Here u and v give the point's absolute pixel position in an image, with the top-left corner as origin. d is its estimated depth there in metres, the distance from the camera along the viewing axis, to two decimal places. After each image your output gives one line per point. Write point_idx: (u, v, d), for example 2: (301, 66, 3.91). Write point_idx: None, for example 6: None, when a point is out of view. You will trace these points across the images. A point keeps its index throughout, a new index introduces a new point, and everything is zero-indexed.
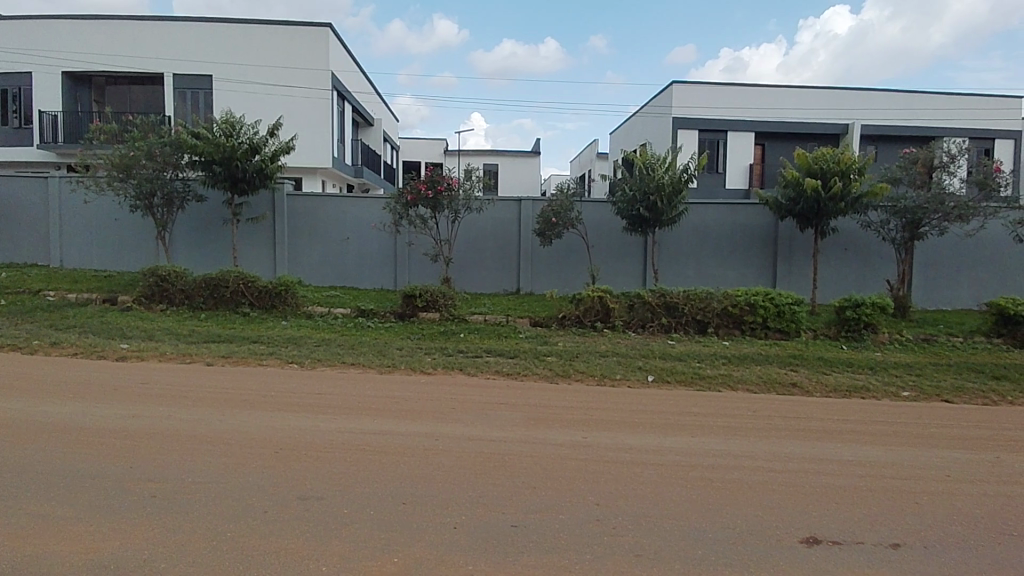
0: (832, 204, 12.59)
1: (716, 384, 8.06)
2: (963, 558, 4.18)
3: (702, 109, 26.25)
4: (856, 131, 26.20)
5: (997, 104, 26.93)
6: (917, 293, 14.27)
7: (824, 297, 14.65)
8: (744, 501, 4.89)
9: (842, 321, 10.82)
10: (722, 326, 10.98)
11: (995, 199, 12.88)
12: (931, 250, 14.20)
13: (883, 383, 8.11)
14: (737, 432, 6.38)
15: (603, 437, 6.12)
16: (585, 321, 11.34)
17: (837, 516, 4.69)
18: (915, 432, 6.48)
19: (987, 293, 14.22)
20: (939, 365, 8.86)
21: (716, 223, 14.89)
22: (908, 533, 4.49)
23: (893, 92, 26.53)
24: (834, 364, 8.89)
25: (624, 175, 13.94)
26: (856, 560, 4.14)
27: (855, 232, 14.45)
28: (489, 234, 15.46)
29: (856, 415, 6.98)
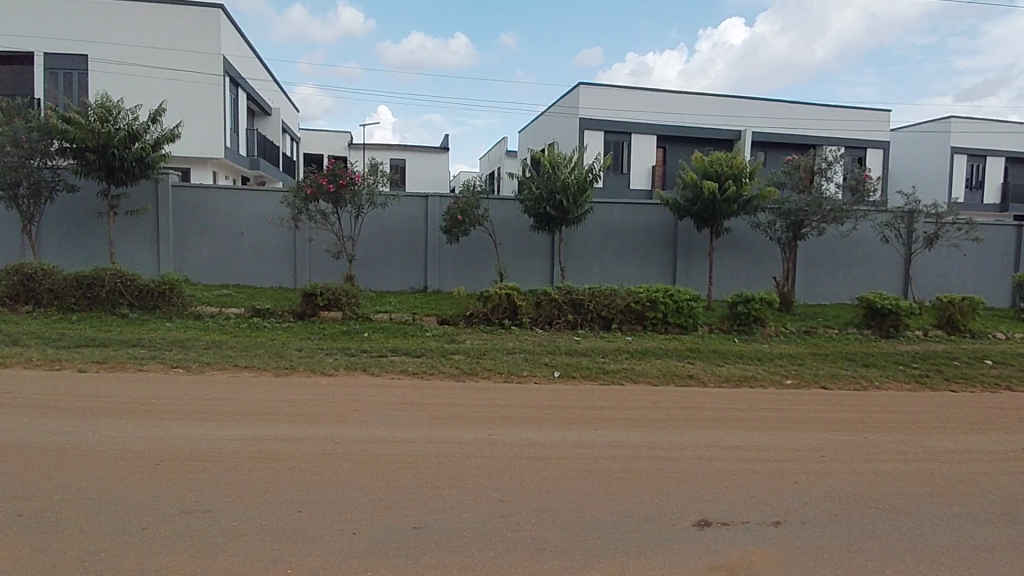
0: (727, 205, 13.34)
1: (619, 377, 8.33)
2: (836, 533, 4.53)
3: (609, 111, 27.09)
4: (748, 137, 28.01)
5: (868, 116, 29.63)
6: (801, 289, 15.45)
7: (719, 293, 15.53)
8: (642, 490, 5.06)
9: (734, 316, 11.49)
10: (625, 322, 11.37)
11: (866, 203, 14.11)
12: (812, 249, 15.40)
13: (769, 373, 8.71)
14: (637, 424, 6.61)
15: (508, 434, 6.14)
16: (492, 318, 11.39)
17: (727, 499, 4.96)
18: (794, 417, 6.99)
19: (860, 289, 15.60)
20: (817, 355, 9.62)
21: (620, 222, 15.40)
22: (788, 511, 4.82)
23: (780, 103, 28.58)
24: (727, 356, 9.42)
25: (531, 173, 14.12)
26: (743, 540, 4.38)
27: (746, 232, 15.41)
28: (396, 231, 15.20)
29: (745, 403, 7.44)
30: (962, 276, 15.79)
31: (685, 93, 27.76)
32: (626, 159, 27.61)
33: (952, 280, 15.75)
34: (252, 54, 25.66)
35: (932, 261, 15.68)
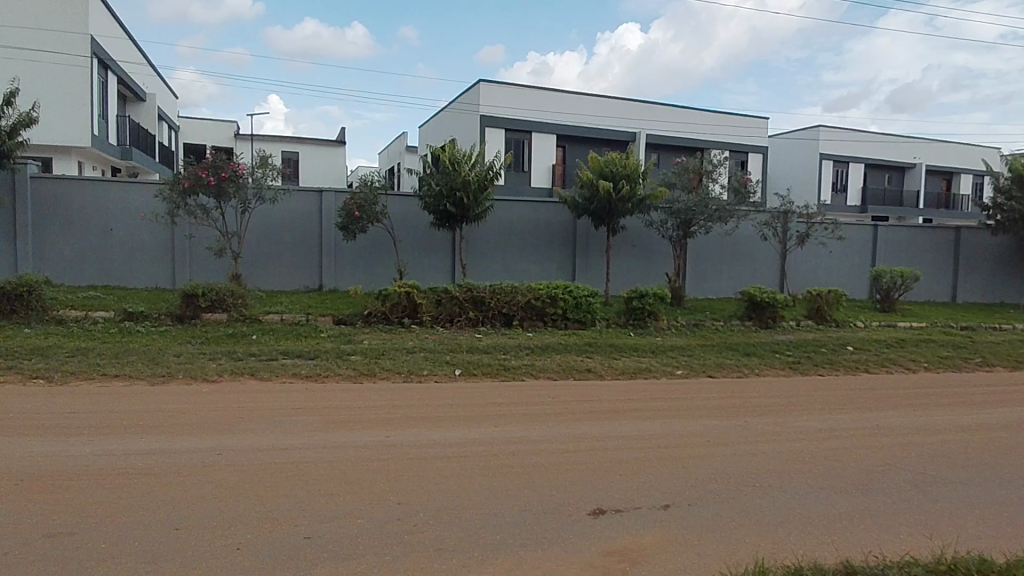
0: (622, 204, 13.87)
1: (520, 373, 8.45)
2: (718, 512, 4.83)
3: (512, 110, 27.40)
4: (643, 139, 29.31)
5: (751, 123, 31.88)
6: (690, 285, 16.39)
7: (617, 289, 16.14)
8: (540, 483, 5.15)
9: (630, 311, 11.98)
10: (526, 318, 11.53)
11: (747, 204, 15.16)
12: (701, 247, 16.38)
13: (662, 364, 9.17)
14: (535, 418, 6.72)
15: (407, 435, 6.04)
16: (391, 317, 11.20)
17: (620, 487, 5.16)
18: (681, 405, 7.40)
19: (743, 283, 16.77)
20: (705, 346, 10.23)
21: (521, 220, 15.60)
22: (676, 495, 5.08)
23: (672, 107, 30.14)
24: (623, 350, 9.81)
25: (431, 170, 14.00)
26: (634, 525, 4.57)
27: (640, 230, 16.11)
28: (289, 227, 14.57)
29: (638, 394, 7.78)
30: (829, 272, 17.39)
31: (585, 95, 28.61)
32: (528, 158, 28.05)
33: (821, 275, 17.31)
34: (126, 35, 23.55)
35: (804, 258, 17.15)
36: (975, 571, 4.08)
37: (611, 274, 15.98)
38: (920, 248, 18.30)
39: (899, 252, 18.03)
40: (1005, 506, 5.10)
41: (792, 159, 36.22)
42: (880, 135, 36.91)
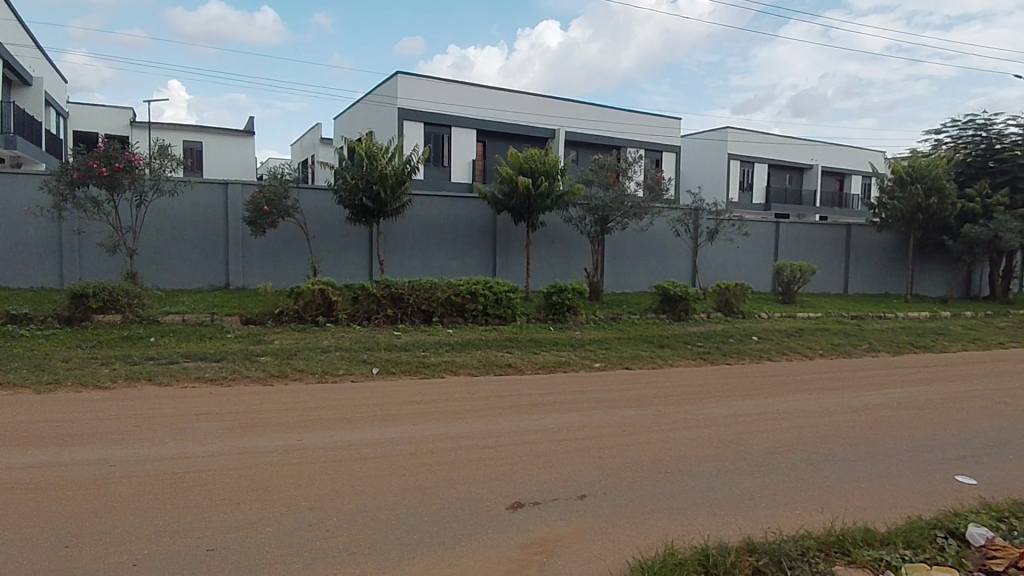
0: (541, 200, 14.04)
1: (440, 370, 8.39)
2: (631, 499, 4.99)
3: (433, 104, 27.14)
4: (562, 136, 29.82)
5: (666, 123, 33.11)
6: (608, 280, 16.84)
7: (537, 284, 16.34)
8: (458, 479, 5.13)
9: (550, 306, 12.15)
10: (446, 314, 11.47)
11: (661, 201, 15.75)
12: (618, 242, 16.86)
13: (581, 357, 9.37)
14: (454, 415, 6.69)
15: (320, 437, 5.85)
16: (304, 315, 10.82)
17: (538, 479, 5.23)
18: (598, 397, 7.58)
19: (657, 277, 17.40)
20: (622, 339, 10.54)
21: (441, 215, 15.47)
22: (592, 484, 5.20)
23: (591, 106, 30.82)
24: (542, 344, 9.93)
25: (346, 162, 13.64)
26: (551, 516, 4.64)
27: (560, 225, 16.37)
28: (193, 222, 13.77)
29: (556, 388, 7.91)
30: (736, 266, 18.37)
31: (506, 91, 28.76)
32: (450, 153, 27.91)
33: (729, 269, 18.25)
34: (5, 11, 21.42)
35: (713, 253, 18.02)
36: (860, 541, 4.45)
37: (531, 270, 16.17)
38: (817, 243, 19.66)
39: (798, 247, 19.30)
40: (885, 479, 5.57)
41: (703, 158, 37.97)
42: (782, 137, 39.33)
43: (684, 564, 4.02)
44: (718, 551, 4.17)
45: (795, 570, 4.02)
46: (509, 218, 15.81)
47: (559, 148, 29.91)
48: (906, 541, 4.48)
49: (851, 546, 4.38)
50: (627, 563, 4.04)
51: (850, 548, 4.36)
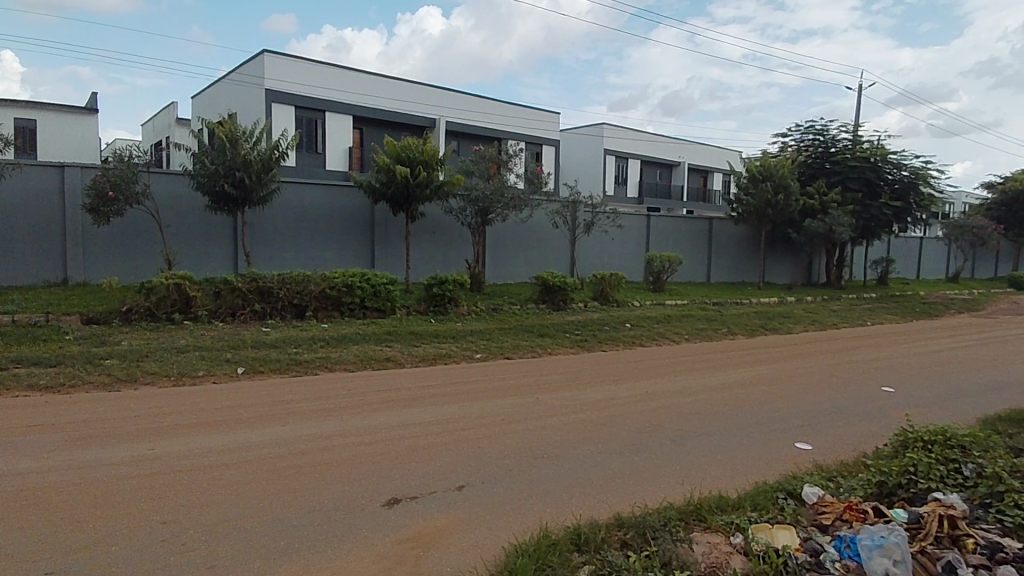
0: (420, 190, 13.84)
1: (313, 367, 8.05)
2: (508, 486, 5.09)
3: (306, 87, 25.90)
4: (442, 126, 29.61)
5: (547, 117, 33.96)
6: (489, 271, 17.02)
7: (418, 276, 16.15)
8: (331, 480, 4.95)
9: (430, 298, 12.05)
10: (320, 309, 11.01)
11: (540, 193, 16.14)
12: (499, 234, 17.08)
13: (461, 349, 9.40)
14: (328, 413, 6.46)
15: (175, 445, 5.39)
16: (158, 313, 9.92)
17: (415, 474, 5.18)
18: (476, 387, 7.64)
19: (537, 268, 17.85)
20: (502, 329, 10.70)
21: (316, 204, 14.81)
22: (470, 475, 5.23)
23: (473, 97, 30.91)
24: (423, 337, 9.84)
25: (205, 146, 12.65)
26: (428, 509, 4.61)
27: (440, 217, 16.28)
28: (22, 209, 12.12)
29: (436, 380, 7.89)
30: (611, 257, 19.28)
31: (384, 77, 28.12)
32: (325, 139, 26.81)
33: (604, 260, 19.11)
34: None
35: (590, 245, 18.76)
36: (714, 508, 4.85)
37: (411, 261, 15.93)
38: (683, 235, 21.13)
39: (666, 239, 20.63)
40: (736, 451, 6.11)
41: (582, 153, 39.43)
42: (654, 135, 41.81)
43: (558, 544, 4.16)
44: (590, 529, 4.37)
45: (657, 539, 4.29)
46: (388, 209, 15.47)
47: (440, 138, 29.68)
48: (753, 504, 4.95)
49: (706, 513, 4.78)
50: (504, 548, 4.11)
51: (706, 515, 4.75)
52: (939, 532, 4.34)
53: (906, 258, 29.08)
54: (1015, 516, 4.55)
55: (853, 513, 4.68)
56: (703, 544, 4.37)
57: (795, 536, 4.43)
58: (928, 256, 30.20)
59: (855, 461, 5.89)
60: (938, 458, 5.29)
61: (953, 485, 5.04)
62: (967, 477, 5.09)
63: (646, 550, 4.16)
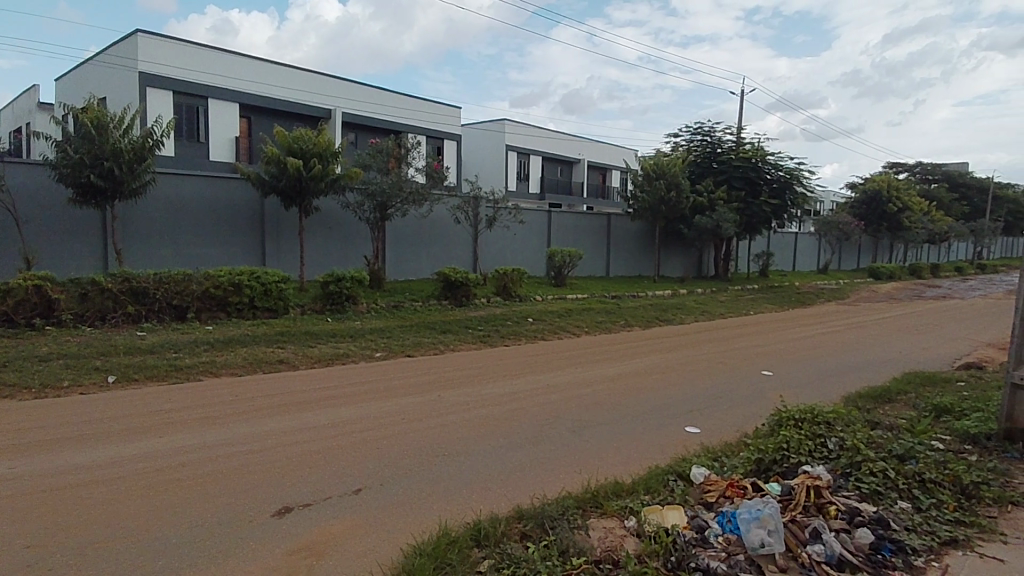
0: (314, 183, 13.32)
1: (196, 373, 7.53)
2: (406, 486, 5.00)
3: (187, 72, 24.22)
4: (337, 118, 28.67)
5: (449, 112, 33.75)
6: (390, 267, 16.69)
7: (313, 274, 15.54)
8: (217, 492, 4.65)
9: (327, 296, 11.62)
10: (203, 310, 10.33)
11: (440, 188, 16.01)
12: (399, 229, 16.77)
13: (360, 348, 9.14)
14: (215, 422, 6.07)
15: (34, 464, 4.84)
16: (14, 318, 8.91)
17: (310, 480, 4.98)
18: (375, 387, 7.47)
19: (439, 264, 17.70)
20: (403, 327, 10.52)
21: (200, 198, 13.87)
22: (367, 478, 5.09)
23: (372, 89, 30.16)
24: (319, 337, 9.47)
25: (69, 132, 11.48)
26: (323, 516, 4.44)
27: (337, 212, 15.75)
28: None
29: (334, 381, 7.62)
30: (513, 252, 19.48)
31: (275, 64, 26.82)
32: (208, 128, 25.19)
33: (507, 255, 19.30)
34: None
35: (492, 240, 18.86)
36: (609, 494, 5.02)
37: (305, 258, 15.30)
38: (583, 231, 21.75)
39: (567, 234, 21.16)
40: (629, 438, 6.36)
41: (485, 148, 39.55)
42: (555, 133, 42.75)
43: (457, 541, 4.14)
44: (489, 523, 4.38)
45: (555, 528, 4.38)
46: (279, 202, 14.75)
47: (335, 130, 28.75)
48: (646, 488, 5.19)
49: (602, 499, 4.95)
50: (402, 550, 4.04)
51: (602, 501, 4.92)
52: (807, 501, 4.72)
53: (784, 252, 31.64)
54: (870, 483, 5.04)
55: (734, 490, 4.99)
56: (599, 530, 4.51)
57: (683, 515, 4.67)
58: (802, 250, 33.02)
59: (737, 442, 6.31)
60: (807, 434, 5.78)
61: (820, 457, 5.52)
62: (831, 450, 5.59)
63: (545, 540, 4.23)
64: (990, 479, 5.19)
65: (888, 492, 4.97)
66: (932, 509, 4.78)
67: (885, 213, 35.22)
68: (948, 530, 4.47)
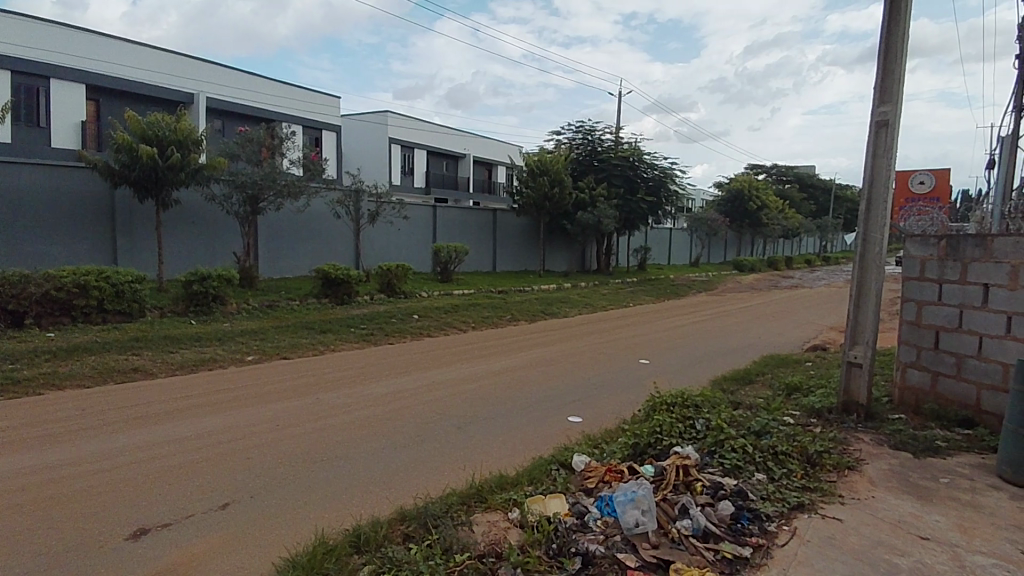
0: (172, 174, 12.25)
1: (35, 386, 6.64)
2: (280, 497, 4.72)
3: (17, 47, 21.41)
4: (203, 103, 26.54)
5: (328, 101, 32.44)
6: (262, 264, 15.76)
7: (174, 272, 14.32)
8: (58, 519, 4.12)
9: (190, 296, 10.74)
10: (43, 315, 9.16)
11: (317, 180, 15.34)
12: (271, 225, 15.86)
13: (229, 352, 8.53)
14: (57, 440, 5.39)
15: None
16: None
17: (171, 497, 4.55)
18: (246, 393, 7.01)
19: (317, 260, 16.95)
20: (278, 327, 9.95)
21: (38, 189, 12.29)
22: (236, 491, 4.74)
23: (243, 74, 28.27)
24: (182, 341, 8.72)
25: None
26: (186, 535, 4.08)
27: (201, 205, 14.59)
28: None
29: (199, 390, 7.03)
30: (397, 248, 19.10)
31: (127, 43, 24.36)
32: (48, 112, 22.51)
33: (391, 252, 18.88)
34: None
35: (375, 235, 18.35)
36: (494, 488, 5.05)
37: (165, 256, 14.05)
38: (469, 226, 21.79)
39: (453, 230, 21.09)
40: (513, 431, 6.43)
41: (369, 141, 38.44)
42: (440, 128, 42.52)
43: (335, 549, 3.96)
44: (370, 528, 4.23)
45: (438, 526, 4.33)
46: (133, 194, 13.38)
47: (201, 117, 26.65)
48: (529, 479, 5.28)
49: (487, 493, 4.96)
50: (274, 565, 3.79)
51: (486, 495, 4.94)
52: (677, 480, 5.02)
53: (659, 246, 33.66)
54: (731, 459, 5.45)
55: (613, 474, 5.19)
56: (483, 524, 4.51)
57: (564, 503, 4.80)
58: (676, 245, 35.31)
59: (616, 428, 6.60)
60: (677, 417, 6.16)
61: (689, 438, 5.89)
62: (699, 431, 5.99)
63: (427, 539, 4.16)
64: (830, 448, 5.80)
65: (746, 466, 5.40)
66: (783, 478, 5.27)
67: (746, 210, 38.54)
68: (796, 496, 4.93)
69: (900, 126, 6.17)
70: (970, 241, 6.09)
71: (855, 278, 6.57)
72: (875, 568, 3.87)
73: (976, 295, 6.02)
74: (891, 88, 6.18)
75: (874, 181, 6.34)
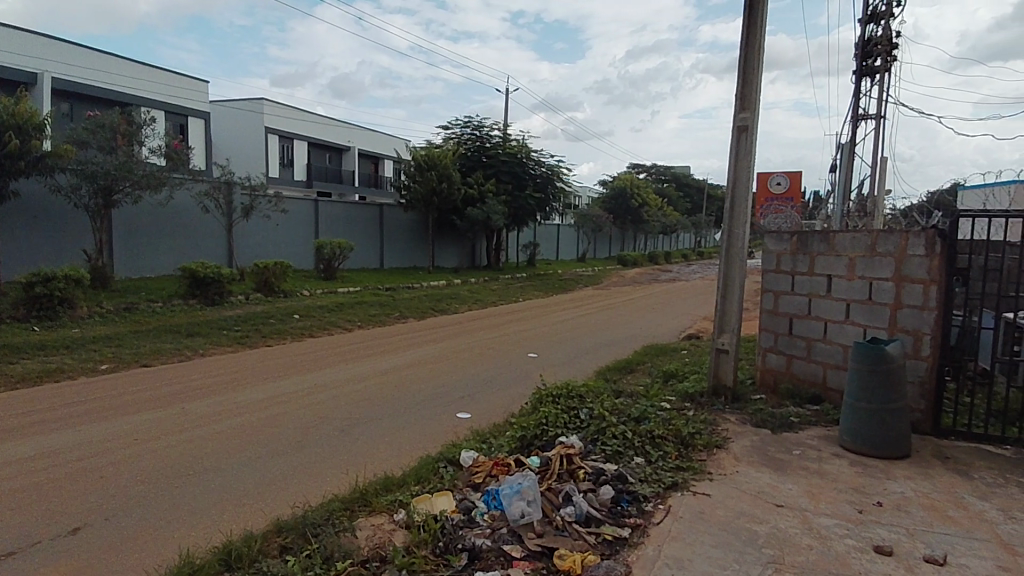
0: (9, 162, 10.80)
1: None
2: (142, 515, 4.31)
3: None
4: (48, 83, 23.64)
5: (195, 87, 30.09)
6: (118, 263, 14.33)
7: (11, 272, 12.65)
8: None
9: (31, 300, 9.54)
10: None
11: (181, 170, 14.13)
12: (128, 219, 14.45)
13: (80, 361, 7.65)
14: None
15: None
16: None
17: (3, 527, 3.99)
18: (102, 405, 6.33)
19: (183, 258, 15.68)
20: (138, 332, 9.06)
21: None
22: (90, 512, 4.28)
23: (93, 53, 25.49)
24: (21, 351, 7.71)
25: None
26: (23, 568, 3.60)
27: (44, 197, 12.97)
28: None
29: (40, 405, 6.24)
30: (275, 244, 18.10)
31: None
32: None
33: (269, 248, 17.86)
34: None
35: (249, 231, 17.28)
36: (379, 491, 4.92)
37: None
38: (355, 221, 21.13)
39: (337, 225, 20.35)
40: (399, 431, 6.30)
41: (245, 131, 36.11)
42: (322, 119, 40.85)
43: (203, 569, 3.66)
44: (243, 543, 3.96)
45: (319, 534, 4.13)
46: None
47: (45, 98, 23.72)
48: (416, 478, 5.21)
49: (371, 496, 4.82)
50: None
51: (371, 499, 4.80)
52: (561, 469, 5.17)
53: (548, 242, 34.55)
54: (612, 445, 5.68)
55: (499, 468, 5.22)
56: (367, 529, 4.38)
57: (452, 500, 4.77)
58: (564, 241, 36.40)
59: (503, 423, 6.66)
60: (562, 409, 6.34)
61: (574, 427, 6.08)
62: (583, 420, 6.20)
63: (306, 550, 3.95)
64: (701, 429, 6.23)
65: (626, 451, 5.66)
66: (660, 460, 5.58)
67: (629, 207, 40.55)
68: (671, 476, 5.25)
69: (758, 132, 6.74)
70: (817, 237, 6.77)
71: (722, 271, 7.08)
72: (739, 537, 4.19)
73: (822, 285, 6.71)
74: (751, 95, 6.72)
75: (737, 182, 6.87)
